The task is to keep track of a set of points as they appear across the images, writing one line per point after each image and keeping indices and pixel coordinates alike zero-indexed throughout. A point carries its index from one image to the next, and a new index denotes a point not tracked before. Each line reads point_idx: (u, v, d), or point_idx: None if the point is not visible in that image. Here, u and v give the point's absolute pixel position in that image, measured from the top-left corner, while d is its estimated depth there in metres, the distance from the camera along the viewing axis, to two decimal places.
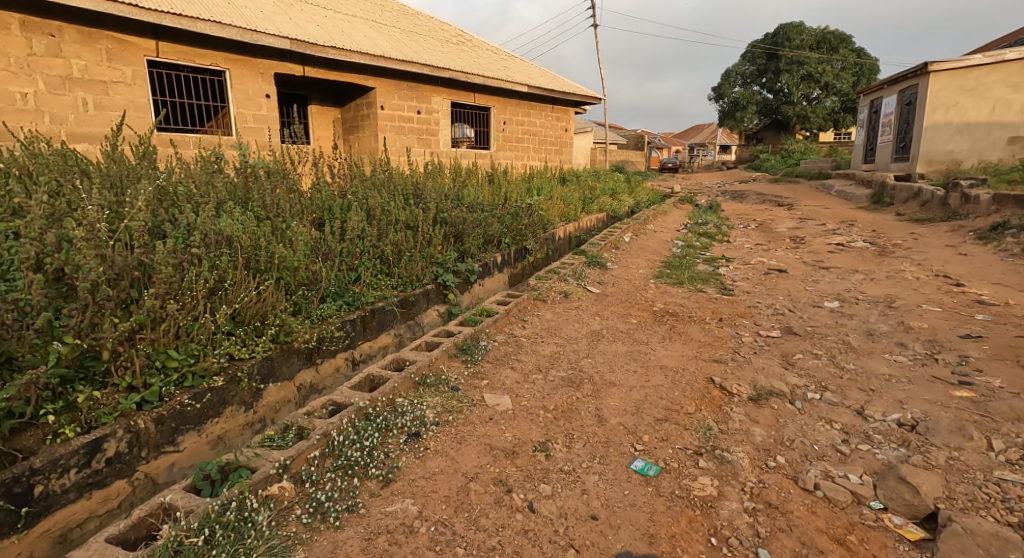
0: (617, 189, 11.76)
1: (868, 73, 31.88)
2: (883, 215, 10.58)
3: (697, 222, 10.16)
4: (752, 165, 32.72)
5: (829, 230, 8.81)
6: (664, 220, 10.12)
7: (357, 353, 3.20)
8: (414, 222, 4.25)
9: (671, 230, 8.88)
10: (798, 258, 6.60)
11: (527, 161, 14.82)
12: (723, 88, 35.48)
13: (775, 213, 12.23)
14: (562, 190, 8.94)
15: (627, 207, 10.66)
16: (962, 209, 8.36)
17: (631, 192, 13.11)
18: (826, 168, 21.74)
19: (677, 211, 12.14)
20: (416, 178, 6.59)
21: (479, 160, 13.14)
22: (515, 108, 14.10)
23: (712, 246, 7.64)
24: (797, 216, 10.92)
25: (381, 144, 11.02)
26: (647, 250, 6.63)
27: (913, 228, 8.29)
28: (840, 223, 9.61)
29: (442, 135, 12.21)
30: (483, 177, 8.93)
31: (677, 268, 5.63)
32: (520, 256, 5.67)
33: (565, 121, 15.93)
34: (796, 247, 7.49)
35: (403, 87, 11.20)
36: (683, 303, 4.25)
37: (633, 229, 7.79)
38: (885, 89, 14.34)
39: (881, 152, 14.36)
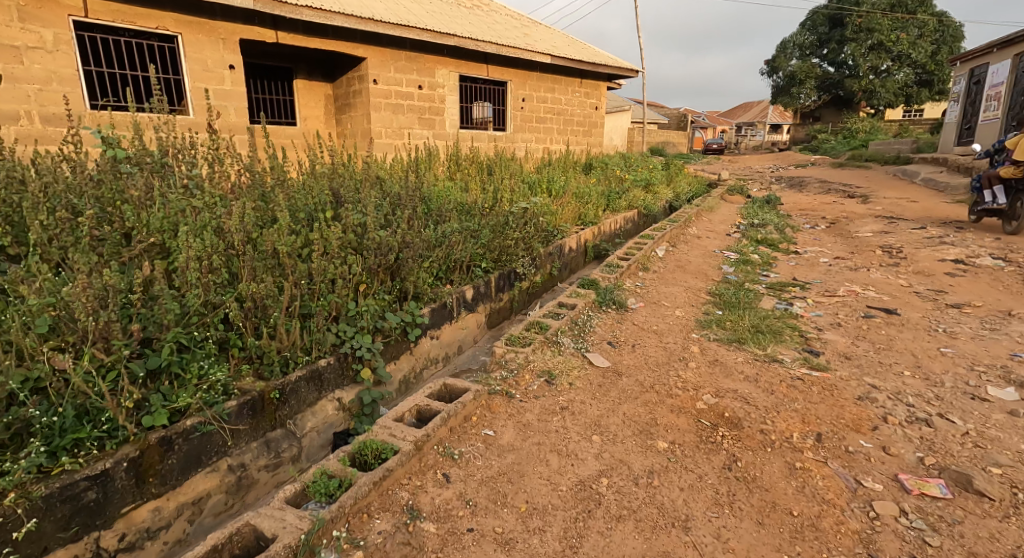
0: (653, 179, 9.95)
1: (949, 41, 28.43)
2: None
3: (750, 222, 8.29)
4: (809, 147, 29.80)
5: (930, 239, 6.85)
6: (708, 219, 8.31)
7: (107, 536, 1.69)
8: (310, 252, 2.69)
9: (719, 236, 7.08)
10: (903, 288, 4.80)
11: (550, 145, 13.08)
12: (778, 61, 32.43)
13: (846, 210, 10.18)
14: (579, 184, 7.25)
15: (662, 204, 8.86)
16: None
17: (671, 183, 11.23)
18: (902, 151, 19.08)
19: (724, 205, 10.24)
20: (379, 176, 5.04)
21: (494, 144, 11.54)
22: (537, 82, 12.38)
23: (775, 261, 5.87)
24: (877, 217, 8.87)
25: (375, 125, 9.48)
26: (687, 271, 4.95)
27: None
28: (945, 228, 7.59)
29: (449, 115, 10.64)
30: (486, 168, 7.38)
31: (727, 307, 3.95)
32: (503, 286, 4.07)
33: (593, 99, 14.10)
34: (892, 267, 5.62)
35: (402, 58, 9.63)
36: (742, 393, 2.57)
37: (667, 236, 6.08)
38: (995, 57, 13.25)
39: (986, 130, 13.34)
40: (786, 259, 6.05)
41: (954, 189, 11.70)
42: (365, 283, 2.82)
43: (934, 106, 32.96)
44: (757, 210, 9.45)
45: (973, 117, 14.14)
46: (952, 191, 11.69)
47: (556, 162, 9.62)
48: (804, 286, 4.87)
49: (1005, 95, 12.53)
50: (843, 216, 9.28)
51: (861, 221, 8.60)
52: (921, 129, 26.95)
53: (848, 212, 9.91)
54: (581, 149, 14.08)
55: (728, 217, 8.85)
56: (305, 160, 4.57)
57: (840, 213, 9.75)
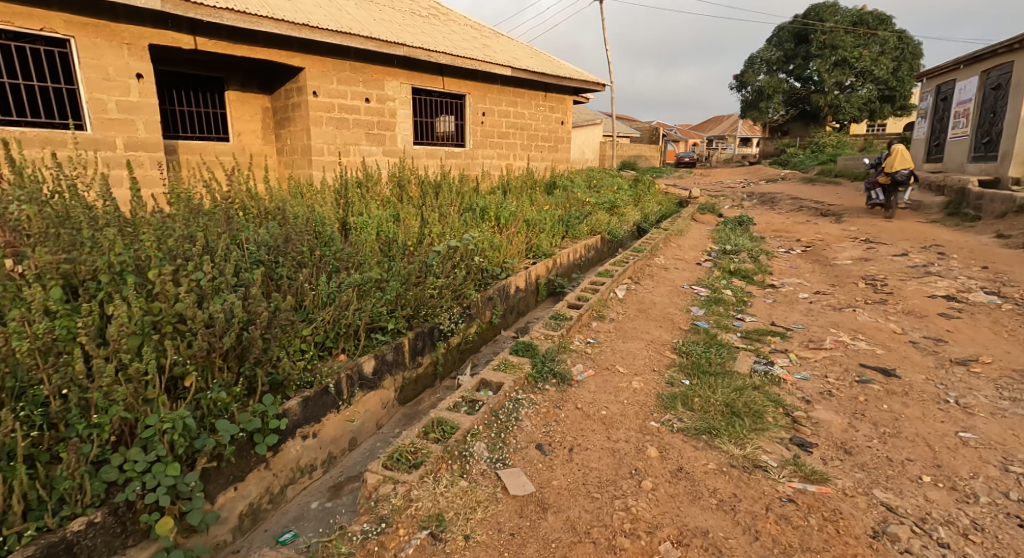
0: (619, 200, 9.33)
1: (910, 57, 28.91)
2: (978, 244, 8.08)
3: (721, 248, 7.71)
4: (778, 161, 29.91)
5: (914, 270, 6.34)
6: (677, 245, 7.69)
7: None
8: (95, 338, 1.87)
9: (688, 267, 6.44)
10: (899, 337, 4.17)
11: (512, 162, 12.42)
12: (746, 76, 32.61)
13: (819, 232, 9.73)
14: (533, 210, 6.55)
15: (626, 228, 8.23)
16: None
17: (639, 202, 10.66)
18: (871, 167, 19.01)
19: (694, 227, 9.69)
20: (284, 209, 4.21)
21: (452, 161, 10.84)
22: (498, 96, 11.73)
23: (752, 299, 5.24)
24: (854, 241, 8.42)
25: (315, 141, 8.60)
26: (651, 317, 4.26)
27: None
28: (926, 255, 7.13)
29: (401, 130, 9.85)
30: (432, 191, 6.64)
31: (698, 373, 3.23)
32: (417, 351, 3.25)
33: (558, 113, 13.52)
34: (878, 306, 5.05)
35: (347, 68, 8.81)
36: (717, 540, 1.82)
37: (630, 270, 5.38)
38: (962, 73, 13.04)
39: (955, 147, 13.14)
40: (761, 297, 5.42)
41: (927, 209, 11.67)
42: (188, 379, 1.99)
43: (897, 122, 33.55)
44: (729, 233, 8.89)
45: (942, 134, 13.97)
46: (925, 210, 11.67)
47: (515, 183, 8.95)
48: (784, 334, 4.20)
49: (974, 112, 12.34)
50: (818, 240, 8.80)
51: (838, 246, 8.12)
52: (885, 144, 27.26)
53: (822, 235, 9.44)
54: (547, 166, 13.48)
55: (698, 241, 8.27)
56: (184, 194, 3.73)
57: (814, 236, 9.28)
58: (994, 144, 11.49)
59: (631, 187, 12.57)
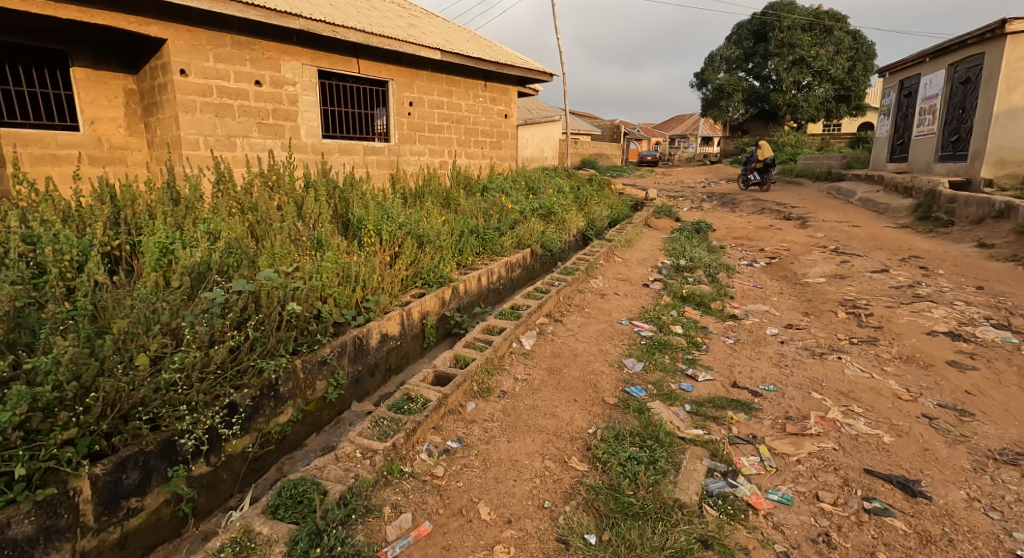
0: (559, 205, 8.10)
1: (864, 58, 28.77)
2: (959, 256, 7.16)
3: (673, 263, 6.57)
4: (739, 160, 29.40)
5: (899, 294, 5.29)
6: (622, 261, 6.50)
7: None
8: None
9: (631, 293, 5.22)
10: (905, 408, 3.01)
11: (446, 160, 11.08)
12: (706, 74, 32.05)
13: (782, 240, 8.74)
14: (438, 220, 5.22)
15: (562, 240, 7.01)
16: None
17: (586, 207, 9.46)
18: (832, 166, 18.41)
19: (645, 234, 8.54)
20: (20, 226, 2.81)
21: (374, 158, 9.42)
22: (427, 83, 10.39)
23: (706, 342, 4.05)
24: (823, 253, 7.42)
25: (187, 131, 6.97)
26: (563, 386, 2.97)
27: None
28: (908, 272, 6.13)
29: (305, 120, 8.32)
30: (319, 191, 5.29)
31: (615, 516, 1.93)
32: (119, 493, 1.89)
33: (499, 106, 12.26)
34: (867, 352, 3.91)
35: (229, 43, 7.24)
36: None
37: (549, 304, 4.09)
38: (928, 67, 12.26)
39: (921, 145, 12.38)
40: (718, 340, 4.23)
41: (895, 212, 10.88)
42: None
43: (852, 122, 33.66)
44: (684, 243, 7.76)
45: (907, 131, 13.23)
46: (893, 214, 10.88)
47: (437, 187, 7.59)
48: (750, 406, 2.98)
49: (941, 107, 11.56)
50: (782, 252, 7.77)
51: (806, 259, 7.08)
52: (842, 143, 27.05)
53: (787, 244, 8.43)
54: (487, 164, 12.18)
55: (648, 254, 7.08)
56: None
57: (777, 247, 8.26)
58: (964, 142, 10.72)
59: (579, 188, 11.39)
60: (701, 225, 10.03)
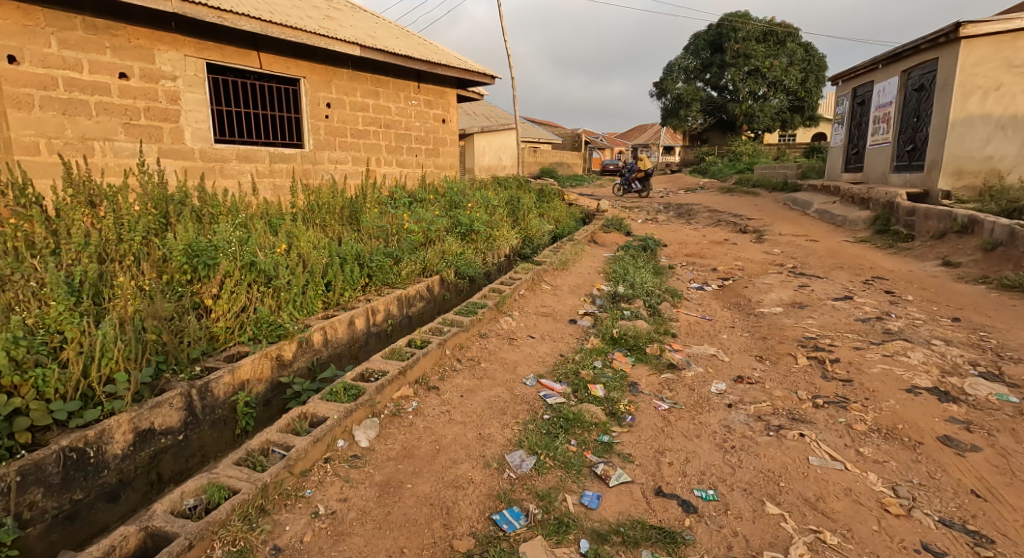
0: (487, 222, 7.13)
1: (816, 69, 29.03)
2: (924, 277, 6.51)
3: (610, 291, 5.65)
4: (698, 169, 29.20)
5: (868, 331, 4.47)
6: (551, 289, 5.53)
7: None
8: None
9: (552, 336, 4.24)
10: (896, 533, 2.11)
11: (372, 168, 10.01)
12: (664, 83, 31.87)
13: (736, 259, 7.98)
14: (309, 244, 4.16)
15: (482, 264, 6.03)
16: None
17: (521, 222, 8.51)
18: (788, 177, 18.07)
19: (587, 253, 7.62)
20: None
21: (284, 167, 8.32)
22: (349, 83, 9.38)
23: (630, 409, 3.12)
24: (780, 275, 6.66)
25: (21, 132, 5.67)
26: (397, 520, 1.96)
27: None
28: (873, 300, 5.38)
29: (190, 121, 7.05)
30: (160, 204, 4.18)
31: None
32: None
33: (433, 110, 11.29)
34: (837, 424, 3.01)
35: (80, 26, 6.00)
36: None
37: (424, 364, 3.05)
38: (880, 74, 11.84)
39: (876, 155, 11.94)
40: (651, 405, 3.26)
41: (852, 225, 10.33)
42: None
43: (805, 132, 34.11)
44: (626, 265, 6.88)
45: (861, 141, 12.82)
46: (850, 227, 10.33)
47: (341, 202, 6.50)
48: (675, 539, 2.01)
49: (895, 115, 11.14)
50: (735, 274, 6.99)
51: (760, 282, 6.29)
52: (797, 152, 27.10)
53: (741, 264, 7.66)
54: (422, 173, 11.14)
55: (585, 279, 6.14)
56: None
57: (730, 268, 7.47)
58: (920, 152, 10.26)
59: (520, 201, 10.45)
60: (651, 242, 9.21)
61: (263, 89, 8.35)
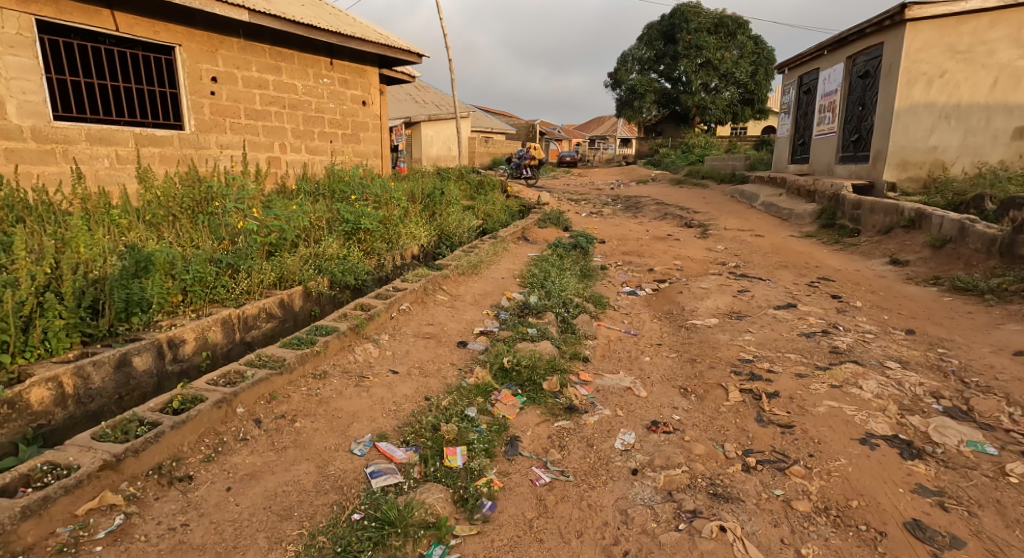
0: (387, 219, 6.19)
1: (766, 62, 29.01)
2: (874, 277, 5.89)
3: (521, 300, 4.77)
4: (651, 161, 28.84)
5: (812, 351, 3.72)
6: (447, 301, 4.59)
7: None
8: None
9: (423, 369, 3.30)
10: None
11: (275, 156, 9.01)
12: (618, 73, 31.27)
13: (675, 257, 7.29)
14: (93, 250, 3.26)
15: (369, 268, 5.11)
16: (991, 264, 5.35)
17: (438, 216, 7.56)
18: (737, 169, 17.68)
19: (510, 253, 6.73)
20: None
21: (155, 152, 7.35)
22: (241, 56, 8.30)
23: (491, 490, 2.22)
24: (719, 276, 5.94)
25: None
26: None
27: (1008, 360, 3.46)
28: (820, 307, 4.67)
29: (16, 92, 5.82)
30: None
31: None
32: None
33: (349, 91, 10.17)
34: (771, 502, 2.20)
35: None
36: None
37: (168, 443, 2.12)
38: (826, 60, 11.37)
39: (821, 145, 11.51)
40: (528, 477, 2.38)
41: (799, 219, 9.84)
42: None
43: (757, 125, 34.22)
44: (551, 266, 6.02)
45: (807, 131, 12.39)
46: (797, 221, 9.84)
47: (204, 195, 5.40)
48: None
49: (839, 103, 10.70)
50: (671, 278, 6.25)
51: (697, 285, 5.54)
52: (748, 145, 27.02)
53: (680, 264, 6.96)
54: (337, 162, 10.11)
55: (497, 285, 5.23)
56: None
57: (669, 269, 6.74)
58: (865, 142, 9.82)
59: (445, 193, 9.47)
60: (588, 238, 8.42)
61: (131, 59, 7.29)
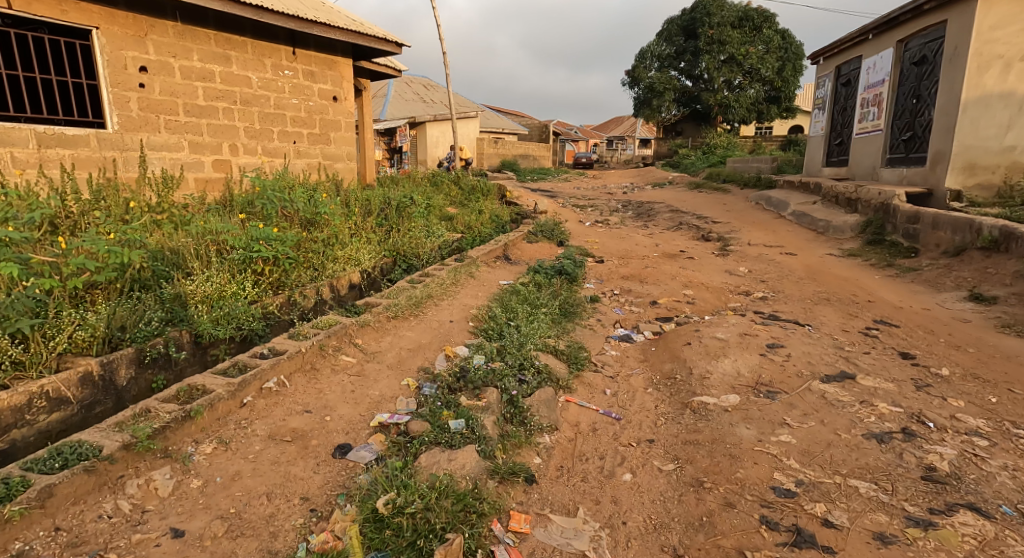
0: (316, 241, 4.93)
1: (793, 57, 27.17)
2: (951, 321, 4.41)
3: (461, 361, 3.45)
4: (669, 163, 27.26)
5: (892, 476, 2.32)
6: (355, 363, 3.29)
7: None
8: None
9: (245, 520, 1.99)
10: None
11: (225, 159, 7.84)
12: (635, 71, 29.67)
13: (685, 287, 5.92)
14: None
15: (268, 308, 3.86)
16: None
17: (396, 232, 6.28)
18: (763, 171, 16.08)
19: (477, 280, 5.42)
20: None
21: (65, 152, 6.25)
22: (178, 43, 7.13)
23: None
24: (741, 319, 4.55)
25: None
26: None
27: None
28: (889, 380, 3.24)
29: None
30: None
31: None
32: None
33: (316, 85, 8.97)
34: None
35: None
36: None
37: None
38: (871, 46, 9.79)
39: (864, 145, 9.95)
40: None
41: (838, 232, 8.50)
42: None
43: (783, 124, 32.32)
44: (520, 304, 4.70)
45: (846, 128, 10.82)
46: (835, 235, 8.50)
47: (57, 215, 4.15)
48: None
49: (887, 96, 9.15)
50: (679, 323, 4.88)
51: (710, 333, 4.16)
52: (774, 145, 25.26)
53: (691, 298, 5.59)
54: (303, 166, 8.93)
55: (439, 334, 3.91)
56: None
57: (675, 307, 5.36)
58: (922, 141, 8.28)
59: (417, 203, 8.21)
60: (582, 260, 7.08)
61: (38, 44, 6.21)
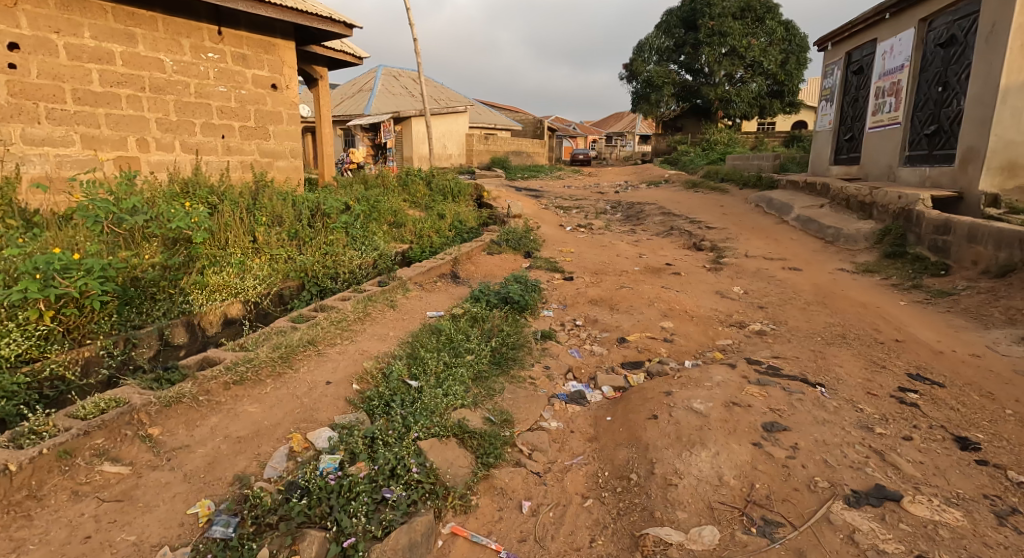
0: (176, 265, 3.77)
1: (797, 50, 25.93)
2: (1013, 382, 3.29)
3: (305, 464, 2.29)
4: (667, 161, 26.07)
5: None
6: (136, 473, 2.19)
7: None
8: None
9: None
10: None
11: (131, 156, 6.67)
12: (632, 64, 28.41)
13: (664, 319, 4.79)
14: None
15: (57, 371, 2.75)
16: None
17: (310, 247, 5.13)
18: (763, 169, 14.94)
19: (397, 313, 4.28)
20: None
21: None
22: (65, 16, 5.96)
23: None
24: (729, 374, 3.43)
25: None
26: None
27: None
28: (951, 504, 2.14)
29: None
30: None
31: None
32: None
33: (249, 70, 7.86)
34: None
35: None
36: None
37: None
38: (887, 28, 8.61)
39: (878, 140, 8.82)
40: None
41: (850, 242, 7.38)
42: None
43: (785, 120, 31.14)
44: (440, 350, 3.60)
45: (857, 122, 9.68)
46: (847, 245, 7.39)
47: None
48: None
49: (908, 84, 8.02)
50: (649, 376, 3.78)
51: (685, 401, 3.03)
52: (776, 142, 24.05)
53: (670, 337, 4.45)
54: (234, 166, 7.82)
55: (301, 406, 2.78)
56: None
57: (648, 349, 4.23)
58: (950, 137, 7.15)
59: (355, 209, 7.05)
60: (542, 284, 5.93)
61: None
